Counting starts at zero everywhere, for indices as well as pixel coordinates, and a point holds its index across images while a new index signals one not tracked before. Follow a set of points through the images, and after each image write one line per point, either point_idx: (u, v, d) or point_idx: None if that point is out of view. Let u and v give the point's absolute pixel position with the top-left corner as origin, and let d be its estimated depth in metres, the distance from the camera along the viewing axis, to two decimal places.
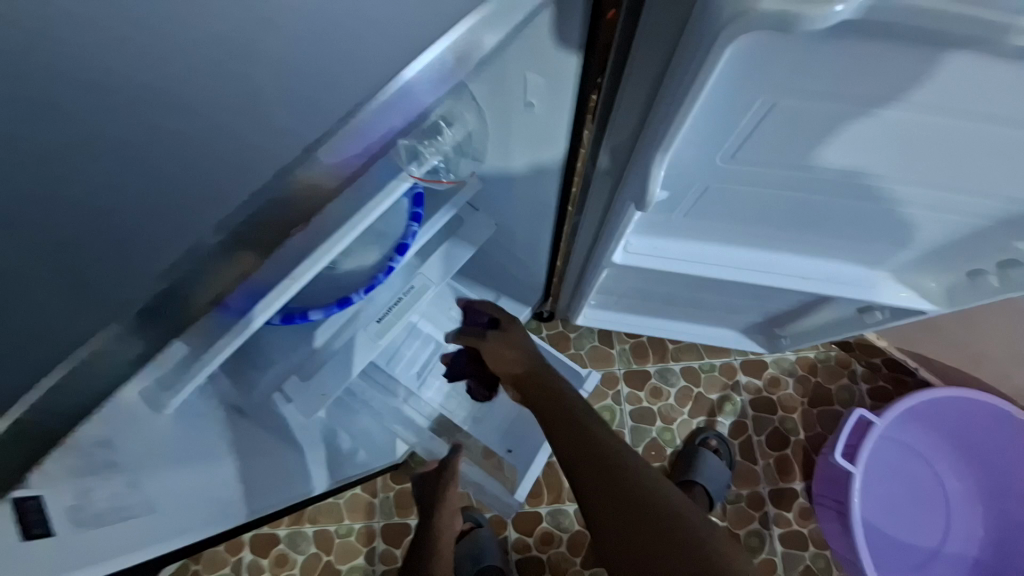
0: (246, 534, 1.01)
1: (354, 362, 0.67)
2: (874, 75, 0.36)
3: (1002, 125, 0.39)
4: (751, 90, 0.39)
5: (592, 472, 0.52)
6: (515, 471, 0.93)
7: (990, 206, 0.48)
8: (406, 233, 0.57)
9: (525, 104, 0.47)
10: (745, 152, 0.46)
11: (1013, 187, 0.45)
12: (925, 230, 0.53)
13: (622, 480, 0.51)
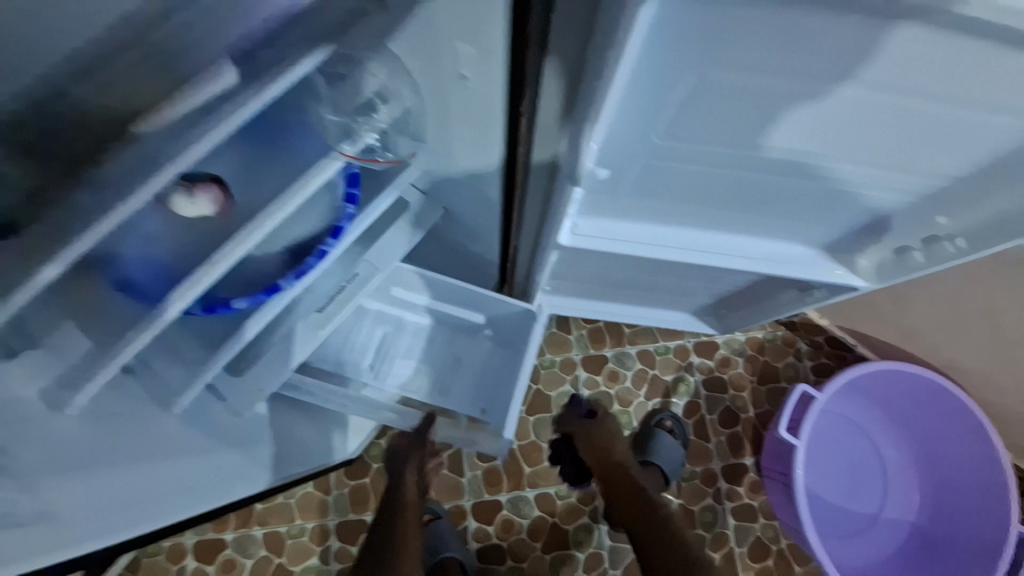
0: (189, 540, 0.95)
1: (294, 354, 0.65)
2: (798, 45, 0.36)
3: (931, 100, 0.40)
4: (678, 59, 0.38)
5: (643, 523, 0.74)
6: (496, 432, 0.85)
7: (915, 182, 0.50)
8: (341, 215, 0.53)
9: (459, 76, 0.45)
10: (681, 127, 0.45)
11: (934, 162, 0.47)
12: (858, 207, 0.55)
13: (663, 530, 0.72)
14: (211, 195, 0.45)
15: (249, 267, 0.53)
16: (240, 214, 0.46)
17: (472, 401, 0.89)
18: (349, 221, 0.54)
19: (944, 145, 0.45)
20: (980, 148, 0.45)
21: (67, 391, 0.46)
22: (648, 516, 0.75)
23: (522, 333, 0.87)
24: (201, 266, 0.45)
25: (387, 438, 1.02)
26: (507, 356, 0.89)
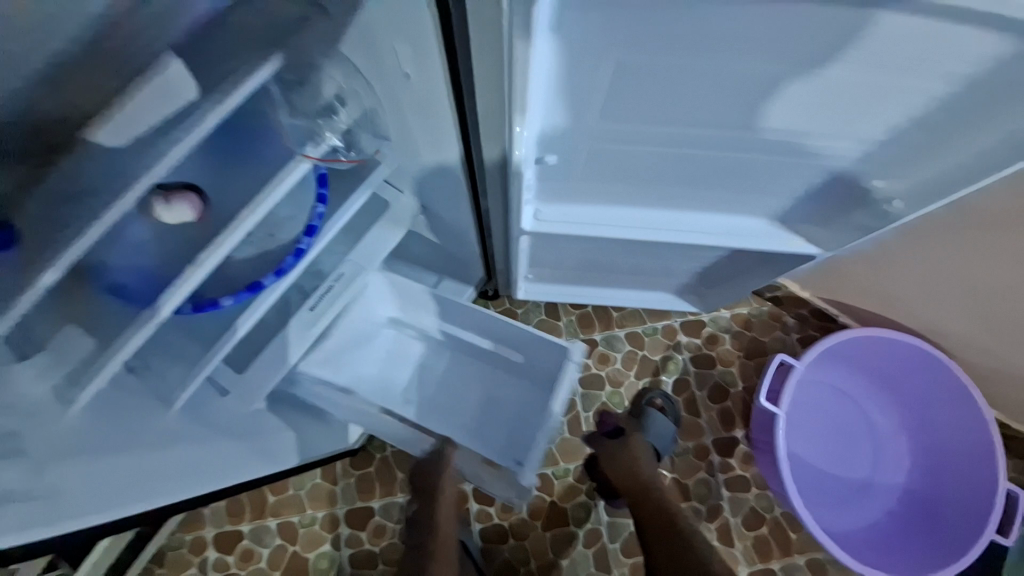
0: (210, 532, 1.02)
1: (291, 352, 0.69)
2: (700, 30, 0.39)
3: (861, 70, 0.43)
4: (592, 46, 0.41)
5: (665, 547, 0.68)
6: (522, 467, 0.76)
7: (850, 148, 0.52)
8: (314, 214, 0.57)
9: (403, 75, 0.48)
10: (613, 109, 0.48)
11: (866, 128, 0.49)
12: (799, 177, 0.57)
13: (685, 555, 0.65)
14: (189, 202, 0.49)
15: (234, 268, 0.57)
16: (219, 219, 0.51)
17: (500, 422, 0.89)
18: (322, 220, 0.58)
19: (863, 111, 0.47)
20: (898, 112, 0.47)
21: (76, 386, 0.49)
22: (672, 540, 0.68)
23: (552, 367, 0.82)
24: (188, 268, 0.49)
25: None
26: (539, 399, 0.86)
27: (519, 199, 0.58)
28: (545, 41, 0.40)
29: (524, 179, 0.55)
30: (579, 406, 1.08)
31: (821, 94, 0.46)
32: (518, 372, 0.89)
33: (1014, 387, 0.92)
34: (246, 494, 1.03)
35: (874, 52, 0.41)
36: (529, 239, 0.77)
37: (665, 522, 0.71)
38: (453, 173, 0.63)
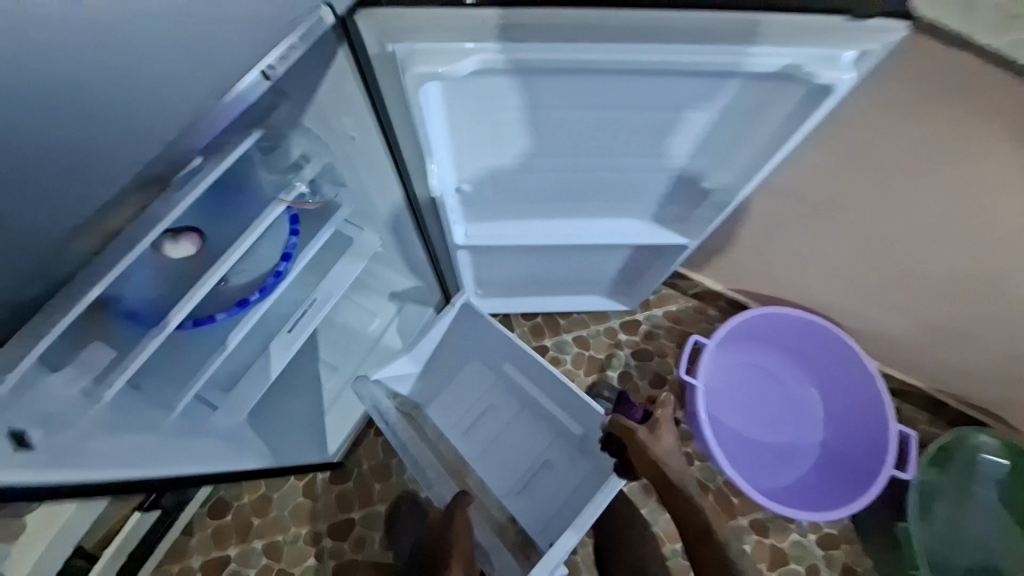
0: (196, 561, 1.07)
1: (272, 365, 0.82)
2: (546, 91, 0.59)
3: (654, 113, 0.63)
4: (473, 103, 0.61)
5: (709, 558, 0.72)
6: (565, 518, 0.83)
7: (680, 161, 0.71)
8: (288, 244, 0.72)
9: (348, 135, 0.66)
10: (510, 149, 0.68)
11: (679, 150, 0.69)
12: (650, 187, 0.76)
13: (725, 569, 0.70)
14: (191, 240, 0.64)
15: (228, 292, 0.70)
16: (213, 251, 0.65)
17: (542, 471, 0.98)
18: (295, 249, 0.73)
19: (667, 131, 0.66)
20: (695, 130, 0.66)
21: (104, 382, 0.59)
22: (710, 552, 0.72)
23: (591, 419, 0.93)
24: (191, 291, 0.63)
25: (364, 445, 1.15)
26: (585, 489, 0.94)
27: (448, 221, 0.76)
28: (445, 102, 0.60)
29: (447, 204, 0.73)
30: None
31: (630, 122, 0.64)
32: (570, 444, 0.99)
33: (891, 349, 1.08)
34: (231, 520, 1.10)
35: (646, 91, 0.59)
36: (465, 251, 0.95)
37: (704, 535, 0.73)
38: (397, 201, 0.81)
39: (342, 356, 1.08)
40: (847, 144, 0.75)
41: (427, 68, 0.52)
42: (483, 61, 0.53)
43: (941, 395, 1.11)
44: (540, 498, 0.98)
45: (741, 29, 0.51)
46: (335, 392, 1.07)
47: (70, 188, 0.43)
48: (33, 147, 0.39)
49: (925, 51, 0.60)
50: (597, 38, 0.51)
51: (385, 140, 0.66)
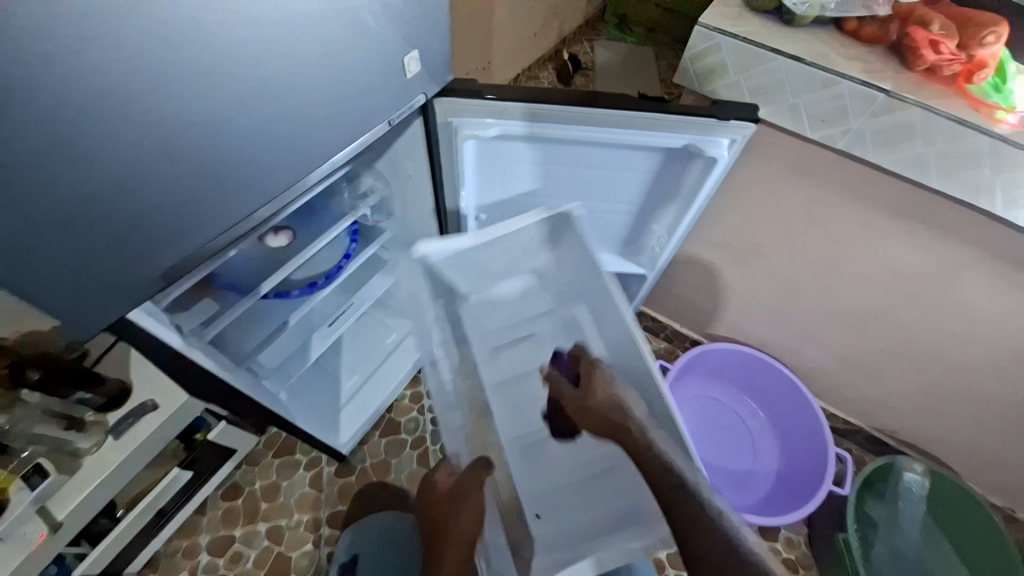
0: (204, 539, 1.18)
1: (313, 348, 1.04)
2: (546, 154, 0.87)
3: (615, 175, 0.90)
4: (494, 154, 0.88)
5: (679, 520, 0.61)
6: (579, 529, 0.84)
7: (630, 207, 0.98)
8: (349, 247, 0.98)
9: (409, 173, 0.92)
10: (516, 191, 0.96)
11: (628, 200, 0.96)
12: (614, 227, 1.04)
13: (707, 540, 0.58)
14: (286, 233, 0.89)
15: (298, 280, 0.94)
16: (299, 244, 0.90)
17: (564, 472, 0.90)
18: (353, 252, 0.99)
19: (619, 187, 0.93)
20: (638, 187, 0.93)
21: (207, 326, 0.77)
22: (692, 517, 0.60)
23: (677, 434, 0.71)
24: (279, 270, 0.85)
25: (369, 445, 1.30)
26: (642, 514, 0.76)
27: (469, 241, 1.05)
28: (475, 154, 0.87)
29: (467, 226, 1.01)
30: None
31: (593, 178, 0.92)
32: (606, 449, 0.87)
33: (832, 387, 1.27)
34: (241, 503, 1.22)
35: (602, 158, 0.86)
36: None
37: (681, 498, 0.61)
38: (431, 230, 1.04)
39: (361, 361, 1.29)
40: (747, 212, 0.99)
41: (470, 132, 0.79)
42: (502, 131, 0.79)
43: (880, 433, 1.29)
44: (543, 467, 0.92)
45: (653, 124, 0.75)
46: (352, 392, 1.25)
47: (246, 188, 0.58)
48: (245, 156, 0.55)
49: (776, 147, 0.85)
50: (587, 125, 0.76)
51: (432, 182, 0.91)
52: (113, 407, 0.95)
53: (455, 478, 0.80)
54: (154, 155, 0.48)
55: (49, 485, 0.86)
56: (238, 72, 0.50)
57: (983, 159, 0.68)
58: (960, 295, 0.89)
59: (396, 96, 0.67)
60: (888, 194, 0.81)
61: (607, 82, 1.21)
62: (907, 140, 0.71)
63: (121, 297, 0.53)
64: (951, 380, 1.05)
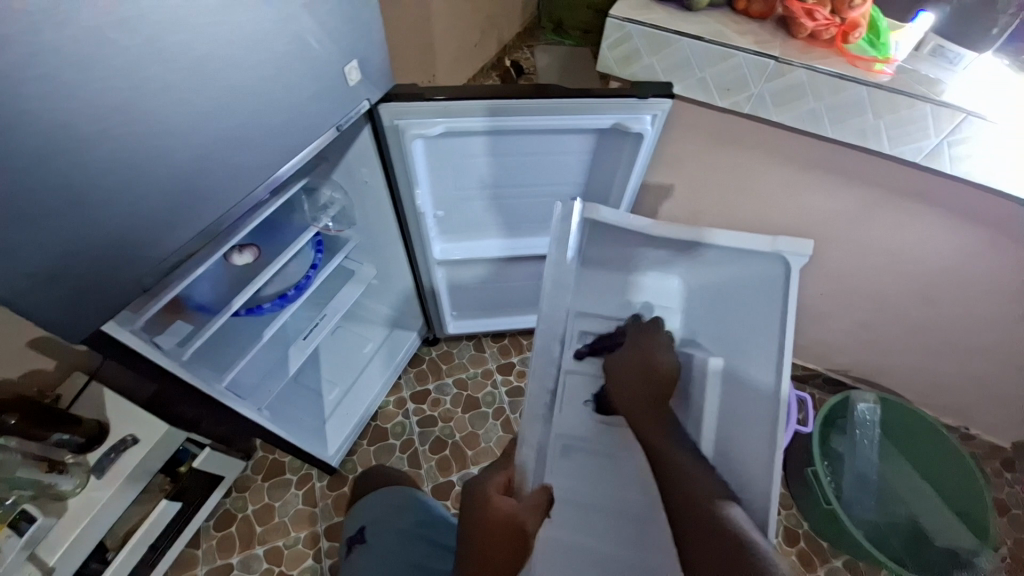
0: (201, 570, 1.17)
1: (290, 363, 1.06)
2: (493, 144, 0.93)
3: (559, 158, 0.98)
4: (444, 151, 0.94)
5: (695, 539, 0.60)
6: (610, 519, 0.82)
7: (575, 188, 1.06)
8: (315, 257, 1.02)
9: (365, 180, 0.97)
10: (467, 185, 1.02)
11: (572, 181, 1.04)
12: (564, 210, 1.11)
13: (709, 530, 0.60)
14: (252, 251, 0.91)
15: (268, 294, 0.96)
16: (266, 259, 0.91)
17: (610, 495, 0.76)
18: (319, 262, 1.02)
19: (562, 171, 1.01)
20: (580, 168, 1.01)
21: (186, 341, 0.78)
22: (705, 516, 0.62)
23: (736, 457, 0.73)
24: (247, 285, 0.86)
25: (358, 454, 1.31)
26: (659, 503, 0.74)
27: (431, 238, 1.09)
28: (426, 152, 0.93)
29: (427, 225, 1.06)
30: (508, 410, 1.39)
31: (537, 164, 0.99)
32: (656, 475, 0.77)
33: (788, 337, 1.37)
34: (236, 530, 1.22)
35: (545, 143, 0.94)
36: (444, 272, 1.24)
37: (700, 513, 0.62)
38: (392, 232, 1.09)
39: (341, 373, 1.31)
40: (682, 182, 1.08)
41: (418, 131, 0.84)
42: (447, 128, 0.85)
43: (835, 374, 1.40)
44: (573, 480, 0.76)
45: (582, 109, 0.83)
46: (335, 403, 1.28)
47: (210, 200, 0.61)
48: (207, 168, 0.59)
49: (694, 119, 0.94)
50: (526, 113, 0.83)
51: (388, 185, 0.96)
52: (93, 446, 0.94)
53: (514, 508, 0.70)
54: (126, 166, 0.51)
55: (38, 528, 0.85)
56: (196, 87, 0.54)
57: (863, 106, 0.79)
58: (871, 233, 1.00)
59: (341, 101, 0.72)
60: (797, 150, 0.91)
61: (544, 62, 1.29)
62: (800, 99, 0.82)
63: (94, 309, 0.56)
64: (890, 312, 1.15)
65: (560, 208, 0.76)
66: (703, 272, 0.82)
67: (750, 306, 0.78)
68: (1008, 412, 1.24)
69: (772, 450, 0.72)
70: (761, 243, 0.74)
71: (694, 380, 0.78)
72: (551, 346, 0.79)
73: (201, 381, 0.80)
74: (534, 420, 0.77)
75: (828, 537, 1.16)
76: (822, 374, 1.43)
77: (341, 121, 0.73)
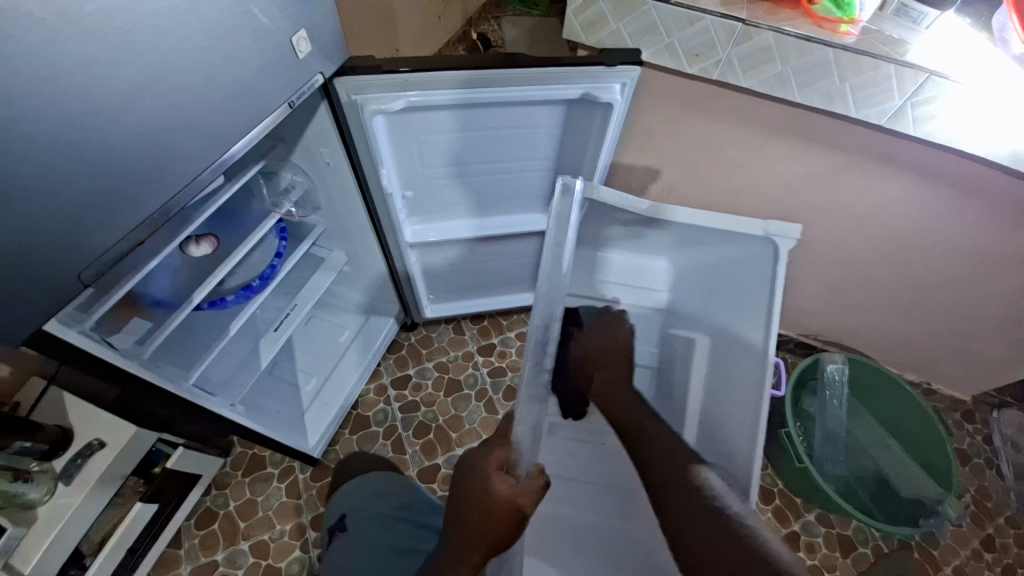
0: (186, 569, 1.15)
1: (262, 357, 1.02)
2: (458, 119, 0.90)
3: (528, 131, 0.95)
4: (406, 127, 0.90)
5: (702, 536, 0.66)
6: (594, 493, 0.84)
7: (546, 162, 1.03)
8: (279, 245, 0.97)
9: (327, 162, 0.93)
10: (434, 164, 0.98)
11: (542, 155, 1.02)
12: (535, 185, 1.09)
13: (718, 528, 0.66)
14: (210, 241, 0.86)
15: (232, 286, 0.92)
16: (227, 250, 0.87)
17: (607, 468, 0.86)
18: (284, 250, 0.98)
19: (532, 145, 0.99)
20: (549, 141, 0.98)
21: (146, 338, 0.73)
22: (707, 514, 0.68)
23: (727, 418, 0.83)
24: (207, 278, 0.81)
25: (341, 443, 1.30)
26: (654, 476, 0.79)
27: (401, 221, 1.06)
28: (387, 130, 0.89)
29: (397, 207, 1.03)
30: (491, 391, 1.39)
31: (505, 139, 0.96)
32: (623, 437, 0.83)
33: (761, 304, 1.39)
34: (218, 527, 1.20)
35: (511, 117, 0.91)
36: (418, 253, 1.21)
37: (696, 511, 0.69)
38: (361, 218, 1.06)
39: (317, 362, 1.28)
40: (653, 153, 1.07)
41: (377, 107, 0.80)
42: (409, 104, 0.81)
43: (806, 338, 1.44)
44: (560, 454, 0.78)
45: (548, 78, 0.80)
46: (313, 394, 1.25)
47: (151, 184, 0.57)
48: (145, 149, 0.54)
49: (662, 86, 0.93)
50: (490, 84, 0.80)
51: (351, 165, 0.92)
52: (59, 452, 0.89)
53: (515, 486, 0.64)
54: (50, 149, 0.47)
55: (8, 539, 0.81)
56: (124, 61, 0.49)
57: (830, 68, 0.79)
58: (838, 197, 1.02)
59: (290, 76, 0.67)
60: (765, 115, 0.91)
61: (511, 34, 1.20)
62: (768, 62, 0.81)
63: (29, 307, 0.51)
64: (858, 275, 1.18)
65: (561, 183, 0.75)
66: (690, 252, 0.92)
67: (738, 284, 0.87)
68: (968, 366, 1.30)
69: (756, 407, 0.80)
70: (755, 226, 0.82)
71: (679, 348, 0.92)
72: (549, 326, 0.74)
73: (165, 381, 0.76)
74: (532, 399, 0.71)
75: (801, 494, 1.21)
76: (794, 339, 1.47)
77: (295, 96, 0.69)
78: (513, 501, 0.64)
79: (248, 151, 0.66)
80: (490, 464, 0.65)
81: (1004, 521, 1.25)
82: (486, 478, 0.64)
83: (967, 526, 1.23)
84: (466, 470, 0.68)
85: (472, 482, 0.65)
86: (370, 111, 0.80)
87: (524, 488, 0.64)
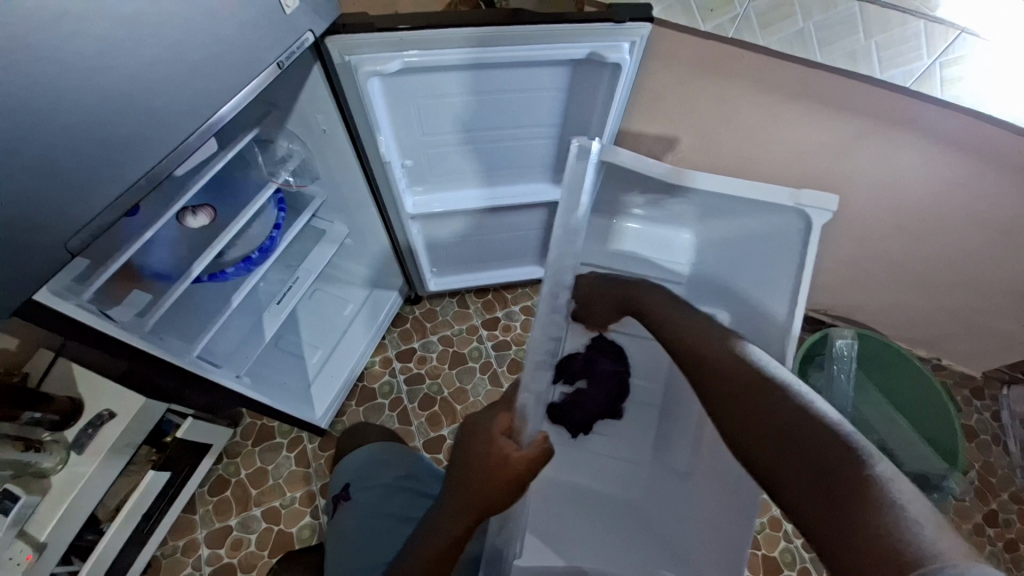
0: (201, 533, 1.19)
1: (266, 331, 1.02)
2: (456, 80, 0.86)
3: (528, 94, 0.91)
4: (401, 89, 0.86)
5: (778, 457, 0.56)
6: (613, 467, 0.89)
7: (550, 130, 0.99)
8: (278, 217, 0.96)
9: (323, 130, 0.90)
10: (432, 129, 0.95)
11: (545, 122, 0.97)
12: (539, 154, 1.05)
13: (791, 443, 0.56)
14: (207, 212, 0.84)
15: (231, 258, 0.91)
16: (224, 221, 0.85)
17: (637, 441, 0.90)
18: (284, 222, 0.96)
19: (534, 110, 0.94)
20: (553, 107, 0.94)
21: (147, 312, 0.72)
22: (776, 431, 0.57)
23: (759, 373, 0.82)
24: (205, 250, 0.80)
25: (347, 414, 1.32)
26: (676, 448, 0.84)
27: (402, 192, 1.03)
28: (384, 93, 0.85)
29: (397, 175, 0.99)
30: (495, 364, 1.39)
31: (506, 104, 0.92)
32: (652, 430, 0.91)
33: None
34: (231, 493, 1.23)
35: (513, 78, 0.87)
36: (419, 225, 1.18)
37: (786, 441, 0.56)
38: (360, 189, 1.03)
39: (323, 336, 1.29)
40: (664, 120, 1.02)
41: (372, 68, 0.76)
42: (405, 64, 0.77)
43: (816, 312, 1.41)
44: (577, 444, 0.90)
45: (550, 36, 0.76)
46: (319, 365, 1.26)
47: (139, 149, 0.55)
48: (126, 112, 0.52)
49: (674, 48, 0.88)
50: (489, 41, 0.76)
51: (347, 131, 0.89)
52: (70, 423, 0.91)
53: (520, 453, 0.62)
54: (23, 110, 0.45)
55: (23, 506, 0.83)
56: (97, 19, 0.47)
57: (854, 22, 0.74)
58: (858, 165, 0.97)
59: (276, 34, 0.64)
60: (782, 75, 0.85)
61: None
62: (788, 17, 0.76)
63: (19, 277, 0.50)
64: (872, 247, 1.14)
65: (578, 144, 0.70)
66: (716, 224, 0.84)
67: (763, 257, 0.81)
68: (982, 342, 1.27)
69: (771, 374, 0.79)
70: (780, 196, 0.75)
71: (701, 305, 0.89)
72: (558, 293, 0.68)
73: (169, 352, 0.76)
74: (538, 367, 0.68)
75: None
76: (803, 313, 1.44)
77: (284, 53, 0.66)
78: (515, 468, 0.60)
79: (239, 111, 0.64)
80: (493, 430, 0.64)
81: (1008, 496, 1.24)
82: (488, 443, 0.63)
83: (970, 500, 1.23)
84: (467, 434, 0.66)
85: (475, 445, 0.64)
86: (366, 73, 0.77)
87: (527, 456, 0.61)
